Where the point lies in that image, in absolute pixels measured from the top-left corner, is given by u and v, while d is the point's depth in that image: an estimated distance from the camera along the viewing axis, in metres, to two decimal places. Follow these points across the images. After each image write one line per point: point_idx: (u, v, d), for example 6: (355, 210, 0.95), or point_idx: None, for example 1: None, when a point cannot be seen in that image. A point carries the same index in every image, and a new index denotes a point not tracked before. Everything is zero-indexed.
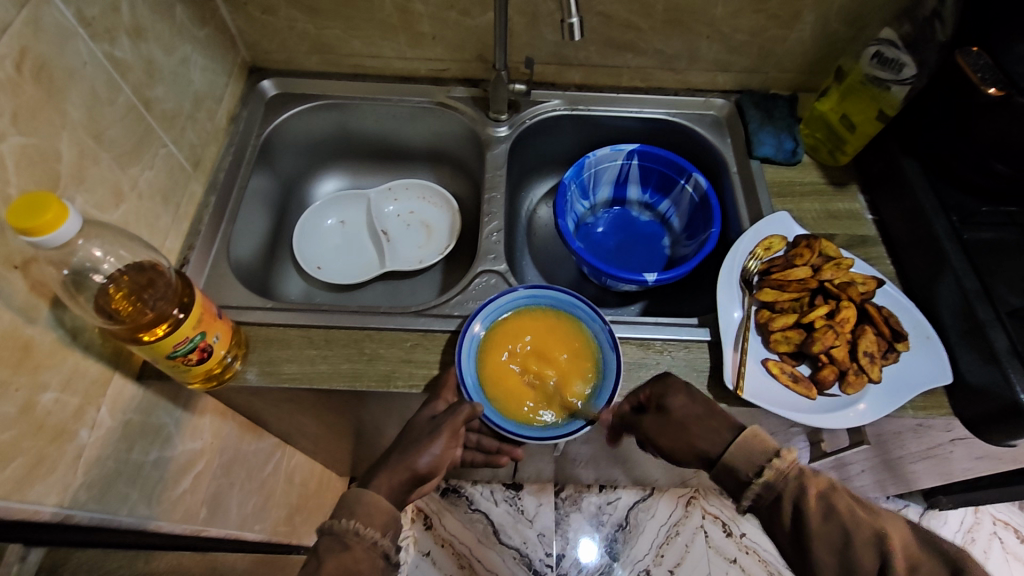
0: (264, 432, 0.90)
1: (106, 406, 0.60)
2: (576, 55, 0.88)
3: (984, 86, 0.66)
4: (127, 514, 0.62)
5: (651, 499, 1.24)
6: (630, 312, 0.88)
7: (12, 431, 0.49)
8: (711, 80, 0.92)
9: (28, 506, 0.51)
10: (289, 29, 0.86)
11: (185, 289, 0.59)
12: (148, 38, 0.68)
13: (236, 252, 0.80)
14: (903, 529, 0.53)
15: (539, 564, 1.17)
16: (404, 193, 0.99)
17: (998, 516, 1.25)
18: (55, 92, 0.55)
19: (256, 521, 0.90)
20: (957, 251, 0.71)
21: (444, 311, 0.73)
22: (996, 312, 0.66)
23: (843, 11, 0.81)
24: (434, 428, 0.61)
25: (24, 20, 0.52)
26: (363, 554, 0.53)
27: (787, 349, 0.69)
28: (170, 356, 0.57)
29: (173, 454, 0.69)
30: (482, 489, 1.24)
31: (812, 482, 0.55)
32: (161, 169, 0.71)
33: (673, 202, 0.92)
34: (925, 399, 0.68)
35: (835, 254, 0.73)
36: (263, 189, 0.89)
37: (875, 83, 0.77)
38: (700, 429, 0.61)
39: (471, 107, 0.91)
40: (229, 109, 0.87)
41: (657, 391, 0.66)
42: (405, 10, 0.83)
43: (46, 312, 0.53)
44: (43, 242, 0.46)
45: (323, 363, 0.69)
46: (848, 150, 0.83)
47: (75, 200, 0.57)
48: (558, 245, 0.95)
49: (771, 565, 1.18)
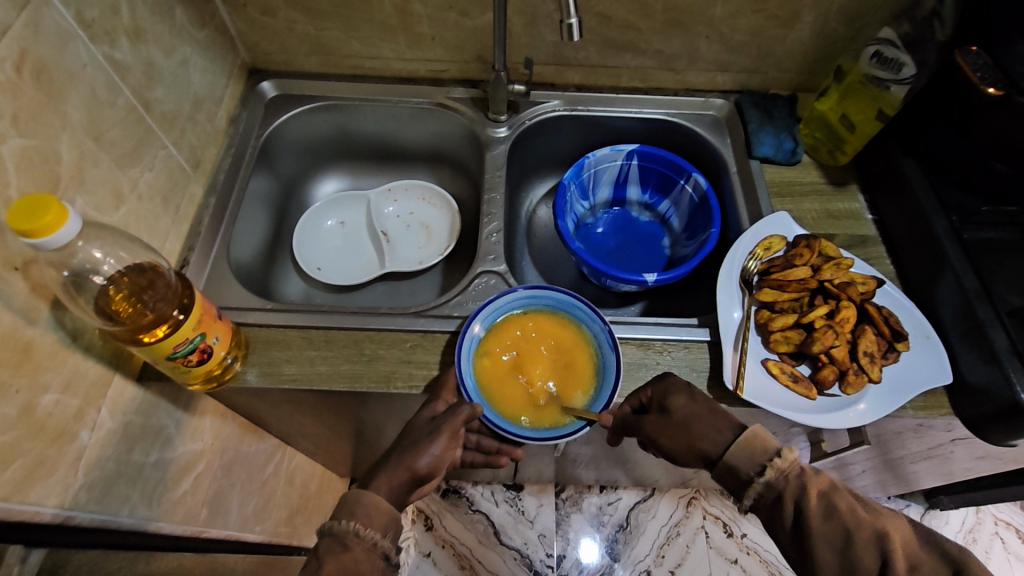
0: (265, 433, 0.90)
1: (106, 408, 0.60)
2: (575, 56, 0.88)
3: (983, 85, 0.66)
4: (128, 516, 0.62)
5: (651, 500, 1.24)
6: (630, 312, 0.88)
7: (12, 432, 0.49)
8: (710, 80, 0.92)
9: (29, 507, 0.51)
10: (289, 31, 0.86)
11: (185, 290, 0.59)
12: (147, 40, 0.68)
13: (236, 253, 0.80)
14: (903, 529, 0.53)
15: (540, 564, 1.17)
16: (404, 193, 0.99)
17: (999, 515, 1.25)
18: (55, 94, 0.56)
19: (257, 522, 0.90)
20: (957, 250, 0.71)
21: (444, 312, 0.73)
22: (996, 312, 0.66)
23: (842, 11, 0.81)
24: (434, 428, 0.61)
25: (24, 22, 0.52)
26: (363, 555, 0.53)
27: (787, 349, 0.69)
28: (170, 358, 0.57)
29: (174, 455, 0.69)
30: (483, 490, 1.24)
31: (813, 481, 0.55)
32: (161, 170, 0.71)
33: (673, 202, 0.92)
34: (925, 399, 0.68)
35: (835, 254, 0.73)
36: (263, 190, 0.89)
37: (875, 82, 0.77)
38: (702, 428, 0.60)
39: (470, 108, 0.91)
40: (229, 111, 0.87)
41: (659, 392, 0.65)
42: (404, 11, 0.83)
43: (46, 314, 0.53)
44: (44, 244, 0.46)
45: (323, 364, 0.69)
46: (848, 150, 0.83)
47: (75, 201, 0.58)
48: (558, 246, 0.96)
49: (772, 566, 1.18)
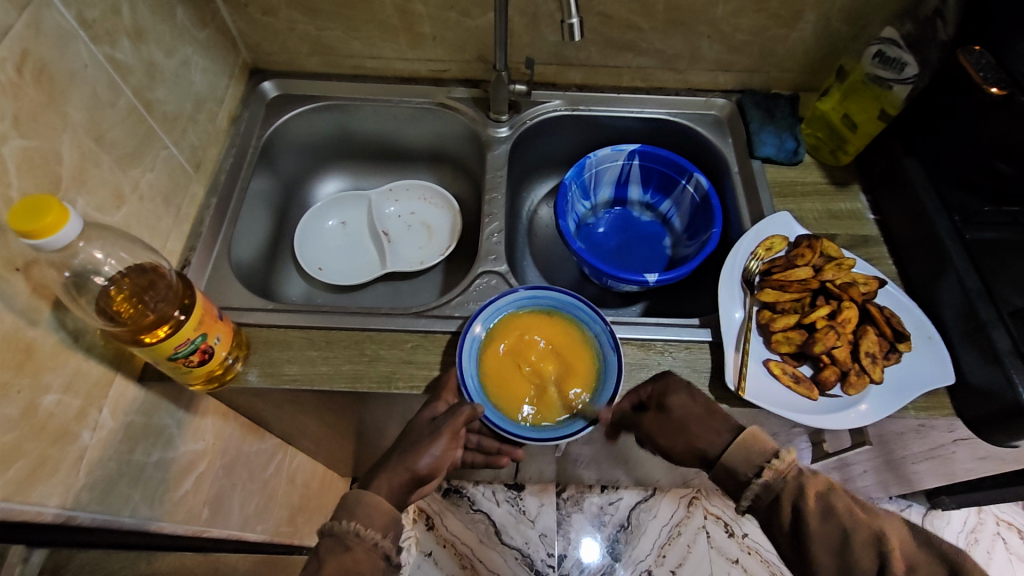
0: (266, 432, 0.90)
1: (108, 408, 0.60)
2: (576, 56, 0.88)
3: (985, 85, 0.66)
4: (129, 515, 0.62)
5: (652, 499, 1.24)
6: (631, 312, 0.88)
7: (14, 432, 0.50)
8: (711, 80, 0.92)
9: (31, 507, 0.51)
10: (289, 31, 0.86)
11: (185, 291, 0.59)
12: (149, 40, 0.68)
13: (237, 254, 0.80)
14: (902, 530, 0.53)
15: (541, 564, 1.17)
16: (405, 193, 0.99)
17: (1001, 516, 1.24)
18: (56, 95, 0.56)
19: (258, 521, 0.90)
20: (959, 251, 0.70)
21: (444, 312, 0.73)
22: (998, 313, 0.66)
23: (844, 10, 0.81)
24: (434, 429, 0.61)
25: (25, 23, 0.52)
26: (363, 555, 0.53)
27: (788, 349, 0.69)
28: (171, 358, 0.57)
29: (175, 455, 0.69)
30: (484, 489, 1.24)
31: (812, 483, 0.55)
32: (162, 171, 0.71)
33: (674, 202, 0.92)
34: (926, 399, 0.67)
35: (836, 254, 0.73)
36: (264, 190, 0.89)
37: (876, 82, 0.77)
38: (699, 430, 0.61)
39: (471, 107, 0.91)
40: (230, 111, 0.87)
41: (658, 390, 0.65)
42: (405, 11, 0.83)
43: (48, 315, 0.54)
44: (44, 245, 0.46)
45: (324, 364, 0.69)
46: (849, 150, 0.83)
47: (76, 202, 0.58)
48: (559, 246, 0.95)
49: (774, 565, 1.17)
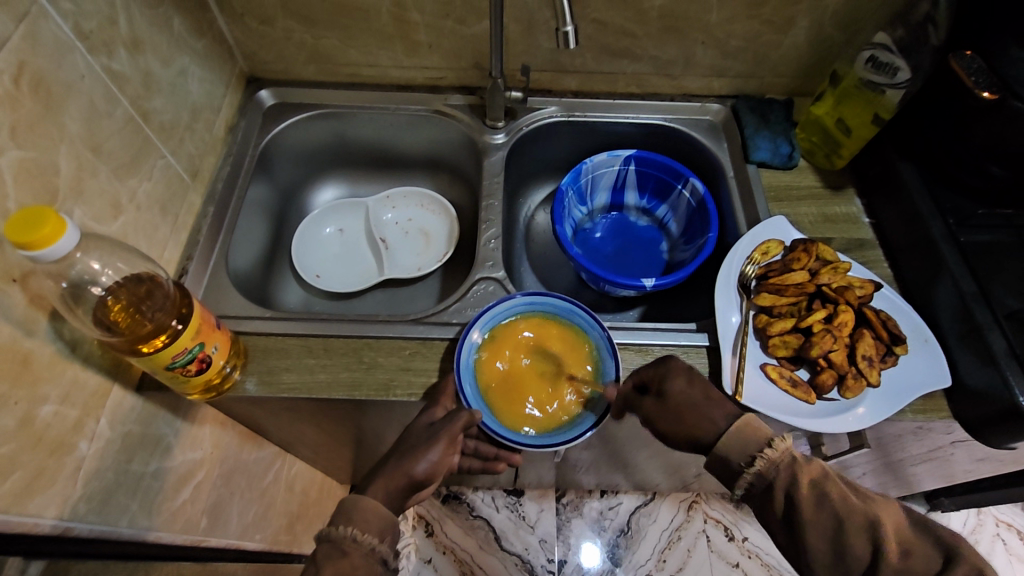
0: (264, 441, 0.90)
1: (106, 418, 0.60)
2: (572, 62, 0.89)
3: (977, 89, 0.66)
4: (127, 526, 0.61)
5: (652, 504, 1.24)
6: (629, 316, 0.88)
7: (11, 444, 0.50)
8: (707, 85, 0.93)
9: (28, 519, 0.50)
10: (286, 40, 0.87)
11: (184, 300, 0.59)
12: (146, 50, 0.69)
13: (235, 261, 0.80)
14: (905, 519, 0.53)
15: (541, 570, 1.17)
16: (402, 200, 0.99)
17: (1001, 517, 1.25)
18: (53, 106, 0.56)
19: (257, 530, 0.90)
20: (954, 253, 0.71)
21: (442, 319, 0.73)
22: (994, 315, 0.66)
23: (837, 16, 0.81)
24: (432, 434, 0.61)
25: (22, 35, 0.52)
26: (361, 560, 0.53)
27: (785, 353, 0.69)
28: (169, 367, 0.57)
29: (173, 464, 0.69)
30: (483, 495, 1.24)
31: (806, 470, 0.55)
32: (159, 180, 0.71)
33: (671, 207, 0.92)
34: (924, 402, 0.68)
35: (833, 258, 0.74)
36: (261, 198, 0.89)
37: (870, 86, 0.78)
38: (697, 416, 0.61)
39: (468, 114, 0.92)
40: (227, 119, 0.87)
41: (659, 374, 0.65)
42: (401, 19, 0.84)
43: (45, 325, 0.54)
44: (42, 256, 0.46)
45: (323, 372, 0.69)
46: (844, 155, 0.83)
47: (73, 212, 0.58)
48: (557, 251, 0.96)
49: (774, 569, 1.17)
